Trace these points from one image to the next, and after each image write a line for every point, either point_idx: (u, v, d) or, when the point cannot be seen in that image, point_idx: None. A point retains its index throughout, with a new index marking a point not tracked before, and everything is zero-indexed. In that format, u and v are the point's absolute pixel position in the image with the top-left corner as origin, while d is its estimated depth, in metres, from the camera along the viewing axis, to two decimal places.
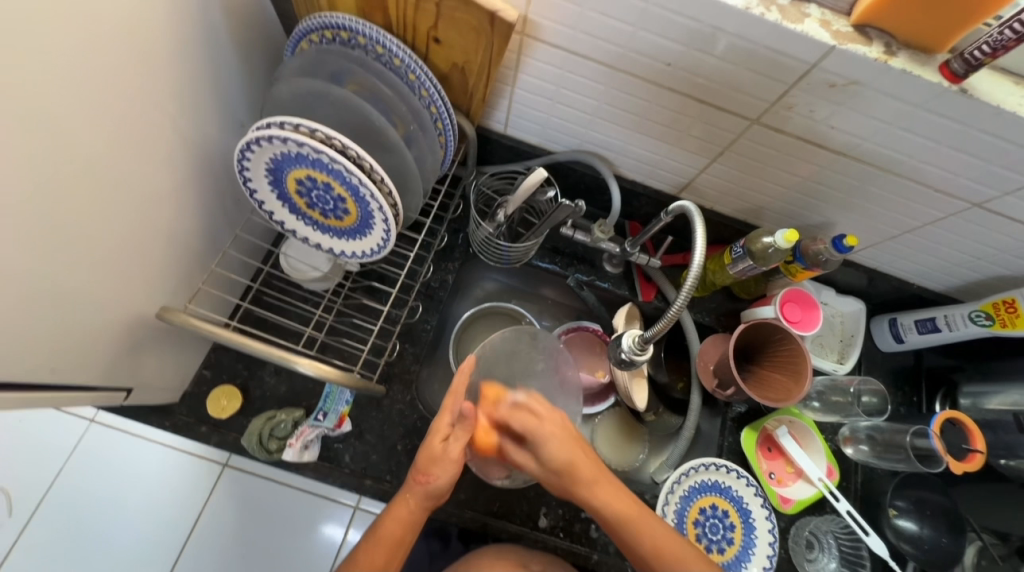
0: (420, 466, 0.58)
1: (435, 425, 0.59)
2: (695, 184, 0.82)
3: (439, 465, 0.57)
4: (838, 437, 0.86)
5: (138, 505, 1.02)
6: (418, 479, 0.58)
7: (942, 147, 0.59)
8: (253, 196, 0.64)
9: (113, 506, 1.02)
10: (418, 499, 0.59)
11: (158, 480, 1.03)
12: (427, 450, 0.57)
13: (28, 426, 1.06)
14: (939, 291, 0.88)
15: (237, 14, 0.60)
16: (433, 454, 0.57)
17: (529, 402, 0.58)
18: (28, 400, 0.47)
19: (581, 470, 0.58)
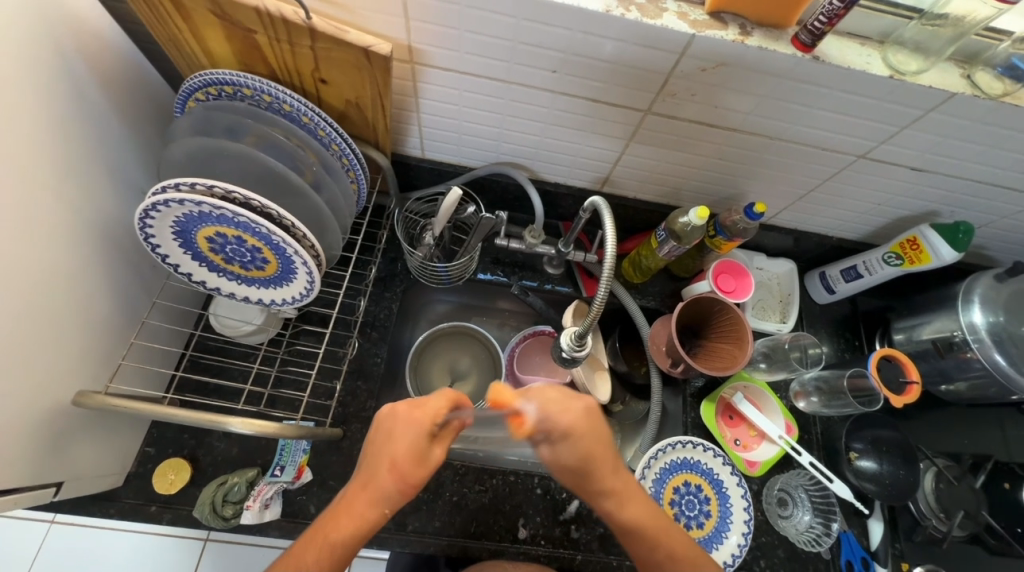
0: (403, 473, 0.48)
1: (413, 436, 0.48)
2: (613, 177, 0.85)
3: (421, 470, 0.48)
4: (790, 394, 0.89)
5: None
6: (402, 488, 0.48)
7: (815, 110, 0.64)
8: (166, 261, 0.63)
9: None
10: (393, 504, 0.49)
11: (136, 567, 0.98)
12: (404, 462, 0.48)
13: None
14: (857, 239, 0.94)
15: (113, 83, 0.59)
16: (417, 453, 0.48)
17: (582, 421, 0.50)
18: None
19: (602, 466, 0.51)
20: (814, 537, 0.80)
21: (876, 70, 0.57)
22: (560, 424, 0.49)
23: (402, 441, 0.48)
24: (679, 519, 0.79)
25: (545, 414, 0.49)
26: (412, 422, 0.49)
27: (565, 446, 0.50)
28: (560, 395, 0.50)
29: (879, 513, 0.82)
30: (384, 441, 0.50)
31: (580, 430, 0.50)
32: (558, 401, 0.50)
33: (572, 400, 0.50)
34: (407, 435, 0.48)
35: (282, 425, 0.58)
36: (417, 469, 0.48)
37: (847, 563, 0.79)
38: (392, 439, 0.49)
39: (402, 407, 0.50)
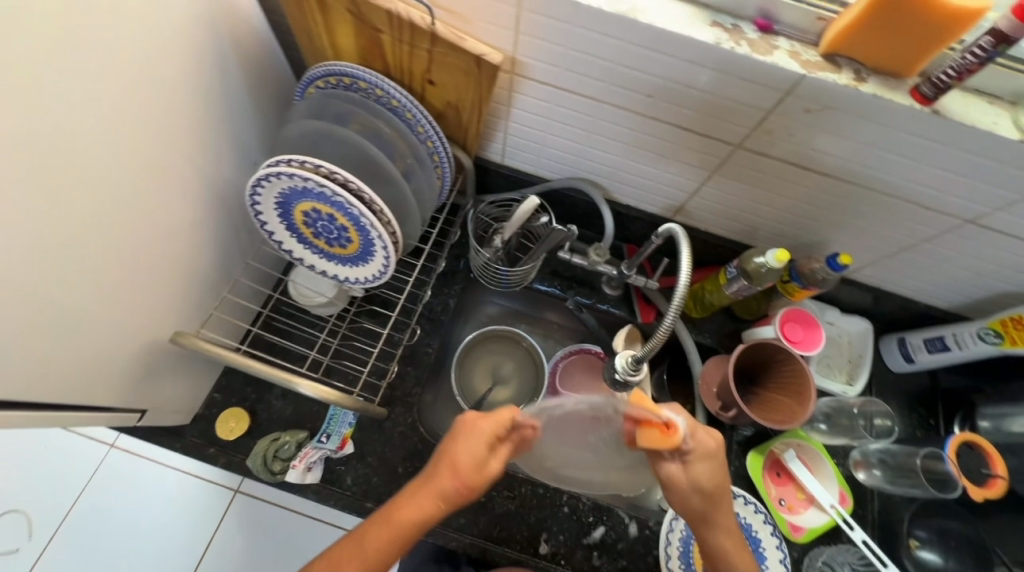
0: (464, 475, 0.50)
1: (459, 444, 0.52)
2: (687, 207, 0.83)
3: (479, 476, 0.51)
4: (849, 462, 0.83)
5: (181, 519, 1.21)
6: (461, 490, 0.51)
7: (925, 165, 0.60)
8: (264, 228, 0.69)
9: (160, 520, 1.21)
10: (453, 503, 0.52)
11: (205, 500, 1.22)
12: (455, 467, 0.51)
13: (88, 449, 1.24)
14: (947, 309, 0.86)
15: (251, 65, 0.67)
16: (478, 458, 0.52)
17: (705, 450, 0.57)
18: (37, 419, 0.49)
19: (723, 496, 0.60)
20: None
21: (1004, 131, 0.53)
22: (706, 446, 0.57)
23: (463, 445, 0.52)
24: None
25: (692, 432, 0.56)
26: (477, 429, 0.52)
27: (703, 467, 0.57)
28: (704, 423, 0.58)
29: None
30: (449, 445, 0.53)
31: (713, 453, 0.58)
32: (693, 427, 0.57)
33: (713, 427, 0.58)
34: (469, 441, 0.52)
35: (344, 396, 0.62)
36: (476, 473, 0.51)
37: None
38: (457, 443, 0.52)
39: (468, 417, 0.53)
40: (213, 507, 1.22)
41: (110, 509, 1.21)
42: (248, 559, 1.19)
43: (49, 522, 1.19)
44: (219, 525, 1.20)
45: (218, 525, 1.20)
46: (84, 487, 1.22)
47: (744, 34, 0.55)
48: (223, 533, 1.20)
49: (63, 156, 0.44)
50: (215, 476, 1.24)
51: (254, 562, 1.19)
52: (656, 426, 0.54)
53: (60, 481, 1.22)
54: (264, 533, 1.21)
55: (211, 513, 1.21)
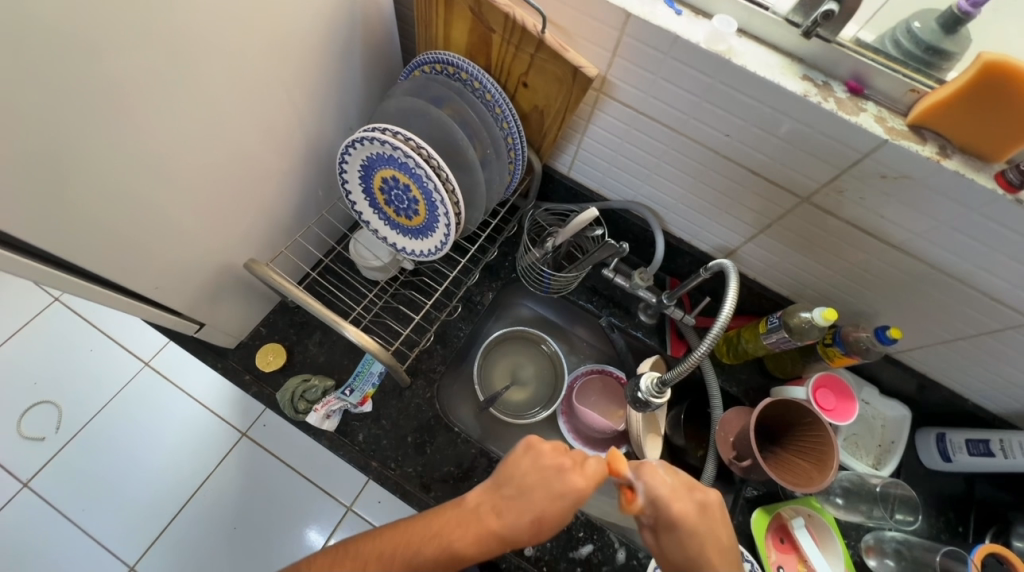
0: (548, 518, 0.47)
1: (529, 485, 0.49)
2: (740, 252, 0.84)
3: (556, 523, 0.48)
4: (859, 545, 0.79)
5: (189, 447, 1.27)
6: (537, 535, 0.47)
7: (996, 253, 0.59)
8: (344, 186, 0.76)
9: (172, 442, 1.28)
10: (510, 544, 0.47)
11: (213, 434, 1.29)
12: (540, 503, 0.47)
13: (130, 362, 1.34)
14: (997, 414, 0.82)
15: (371, 43, 0.74)
16: (562, 504, 0.48)
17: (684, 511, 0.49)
18: (117, 301, 0.56)
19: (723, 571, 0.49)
20: None
21: None
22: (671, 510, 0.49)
23: (553, 484, 0.48)
24: None
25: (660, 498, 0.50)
26: (569, 473, 0.49)
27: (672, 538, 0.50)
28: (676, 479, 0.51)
29: None
30: (531, 477, 0.49)
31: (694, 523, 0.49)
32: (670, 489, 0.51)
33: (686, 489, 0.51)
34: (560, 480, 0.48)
35: (382, 350, 0.66)
36: (554, 520, 0.48)
37: None
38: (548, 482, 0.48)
39: (547, 448, 0.51)
40: (221, 443, 1.28)
41: (130, 422, 1.29)
42: (240, 501, 1.24)
43: (75, 422, 1.29)
44: (221, 461, 1.26)
45: (221, 462, 1.26)
46: (114, 396, 1.31)
47: (833, 92, 0.57)
48: (223, 470, 1.26)
49: (203, 78, 0.51)
50: (230, 414, 1.31)
51: (244, 504, 1.24)
52: (625, 488, 0.52)
53: (95, 385, 1.32)
54: (259, 479, 1.25)
55: (218, 448, 1.27)
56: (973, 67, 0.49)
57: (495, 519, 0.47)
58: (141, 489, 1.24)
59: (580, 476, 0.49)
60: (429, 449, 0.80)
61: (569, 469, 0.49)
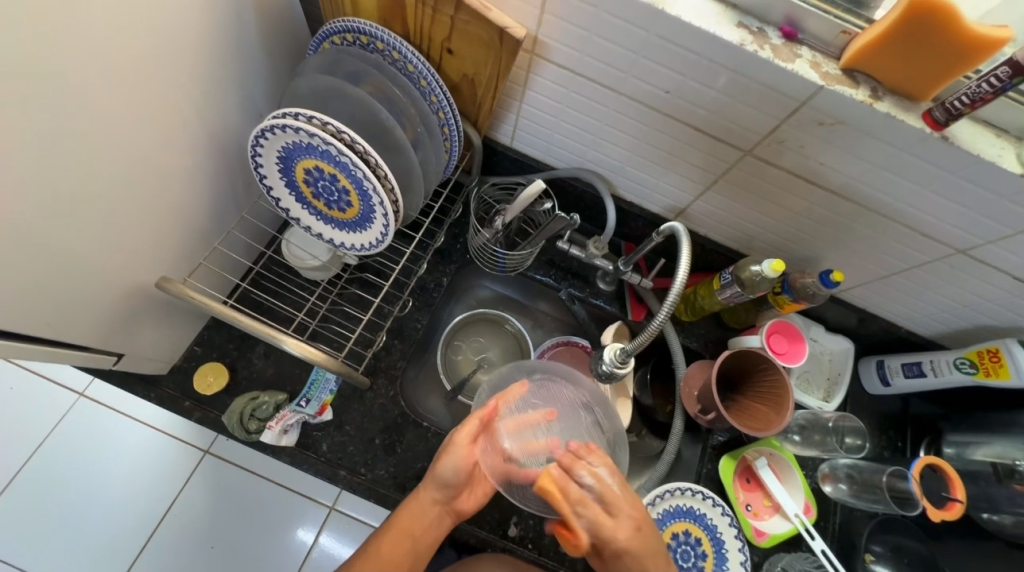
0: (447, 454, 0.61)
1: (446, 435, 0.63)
2: (690, 210, 0.84)
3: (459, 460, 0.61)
4: (817, 474, 0.85)
5: (147, 475, 1.18)
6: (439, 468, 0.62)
7: (927, 191, 0.61)
8: (263, 182, 0.68)
9: (125, 473, 1.18)
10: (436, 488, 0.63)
11: (172, 457, 1.20)
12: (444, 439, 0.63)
13: (60, 396, 1.22)
14: (927, 337, 0.88)
15: (267, 14, 0.65)
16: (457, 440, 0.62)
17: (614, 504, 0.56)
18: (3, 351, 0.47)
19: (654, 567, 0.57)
20: None
21: (1007, 164, 0.54)
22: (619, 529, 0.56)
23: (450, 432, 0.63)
24: None
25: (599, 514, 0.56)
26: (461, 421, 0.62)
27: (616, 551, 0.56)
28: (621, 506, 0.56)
29: None
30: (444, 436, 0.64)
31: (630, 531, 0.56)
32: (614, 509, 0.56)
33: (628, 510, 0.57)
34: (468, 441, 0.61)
35: (333, 361, 0.62)
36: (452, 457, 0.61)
37: None
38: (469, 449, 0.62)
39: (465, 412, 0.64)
40: (182, 465, 1.20)
41: (72, 460, 1.18)
42: (213, 521, 1.18)
43: (6, 470, 1.16)
44: (185, 484, 1.19)
45: (185, 485, 1.19)
46: (46, 436, 1.19)
47: (768, 39, 0.55)
48: (188, 493, 1.18)
49: (61, 76, 0.42)
50: (187, 435, 1.22)
51: (219, 523, 1.18)
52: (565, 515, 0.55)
53: (22, 427, 1.19)
54: (230, 496, 1.19)
55: (179, 472, 1.19)
56: (901, 6, 0.48)
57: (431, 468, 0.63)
58: (98, 528, 1.15)
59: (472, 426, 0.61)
60: (400, 449, 0.77)
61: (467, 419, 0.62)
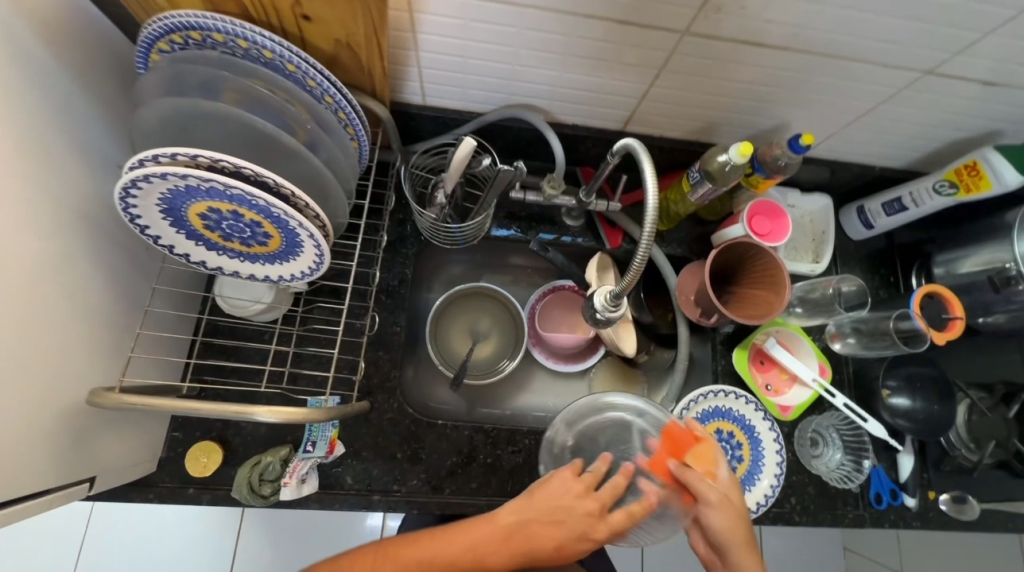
0: (546, 522, 0.52)
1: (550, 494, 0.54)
2: (638, 114, 0.76)
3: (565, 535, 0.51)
4: (825, 336, 0.87)
5: (201, 544, 1.18)
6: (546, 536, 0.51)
7: (885, 17, 0.54)
8: (159, 243, 0.57)
9: (179, 550, 1.18)
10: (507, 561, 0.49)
11: (218, 520, 1.20)
12: (554, 502, 0.53)
13: (76, 507, 1.17)
14: (900, 168, 0.86)
15: (64, 41, 0.50)
16: (565, 504, 0.53)
17: (725, 513, 0.54)
18: None
19: None
20: (845, 474, 0.81)
21: None
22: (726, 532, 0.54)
23: (560, 502, 0.53)
24: None
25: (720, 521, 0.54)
26: (568, 483, 0.55)
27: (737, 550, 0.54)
28: (730, 512, 0.55)
29: (910, 447, 0.82)
30: (545, 493, 0.54)
31: (730, 525, 0.54)
32: (727, 517, 0.54)
33: (734, 517, 0.55)
34: (572, 502, 0.53)
35: (309, 409, 0.54)
36: (561, 529, 0.52)
37: (876, 496, 0.80)
38: (562, 523, 0.52)
39: (568, 470, 0.56)
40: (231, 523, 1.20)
41: (120, 558, 1.16)
42: (282, 558, 1.20)
43: None
44: (239, 539, 1.20)
45: (242, 538, 1.20)
46: (81, 546, 1.16)
47: None
48: (248, 544, 1.19)
49: None
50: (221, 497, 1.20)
51: (289, 557, 1.20)
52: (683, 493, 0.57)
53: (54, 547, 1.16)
54: (287, 534, 1.21)
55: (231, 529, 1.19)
56: None
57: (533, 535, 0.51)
58: None
59: (593, 492, 0.55)
60: (424, 454, 0.75)
61: (581, 484, 0.55)
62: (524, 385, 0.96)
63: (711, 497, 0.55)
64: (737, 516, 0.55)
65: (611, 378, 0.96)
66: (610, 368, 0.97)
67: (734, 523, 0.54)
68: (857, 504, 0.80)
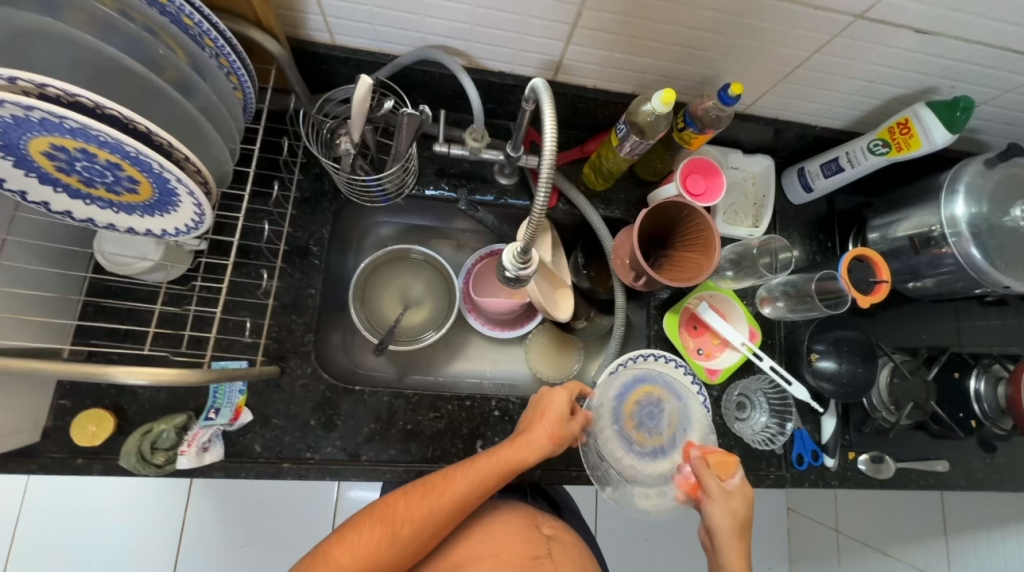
0: (535, 432, 0.68)
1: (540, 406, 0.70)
2: (567, 61, 0.70)
3: (548, 439, 0.68)
4: (757, 300, 0.86)
5: (142, 521, 1.15)
6: (532, 444, 0.67)
7: None
8: (5, 188, 0.50)
9: (117, 528, 1.13)
10: (500, 475, 0.65)
11: (159, 496, 1.16)
12: (542, 413, 0.69)
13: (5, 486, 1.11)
14: (840, 129, 0.84)
15: None
16: (554, 412, 0.69)
17: (723, 498, 0.65)
18: None
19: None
20: (768, 436, 0.82)
21: None
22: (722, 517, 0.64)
23: (549, 413, 0.69)
24: (641, 431, 0.74)
25: (718, 513, 0.64)
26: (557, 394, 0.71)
27: (724, 517, 0.64)
28: (730, 504, 0.65)
29: (833, 409, 0.83)
30: (538, 407, 0.71)
31: (730, 508, 0.64)
32: (727, 506, 0.65)
33: (733, 505, 0.65)
34: (557, 414, 0.69)
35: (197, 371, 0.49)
36: (547, 437, 0.68)
37: (798, 457, 0.82)
38: (544, 421, 0.69)
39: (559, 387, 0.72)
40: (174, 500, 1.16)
41: (52, 539, 1.11)
42: (228, 534, 1.17)
43: None
44: (187, 514, 1.16)
45: (186, 514, 1.16)
46: (12, 528, 1.10)
47: None
48: (194, 520, 1.16)
49: None
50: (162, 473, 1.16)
51: (235, 533, 1.18)
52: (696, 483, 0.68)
53: None
54: (235, 507, 1.18)
55: (174, 505, 1.16)
56: None
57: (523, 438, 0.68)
58: None
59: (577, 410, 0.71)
60: (340, 421, 0.72)
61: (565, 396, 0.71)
62: (459, 351, 0.93)
63: (716, 490, 0.65)
64: (736, 505, 0.65)
65: (548, 344, 0.94)
66: (547, 334, 0.95)
67: (729, 505, 0.65)
68: (780, 465, 0.81)
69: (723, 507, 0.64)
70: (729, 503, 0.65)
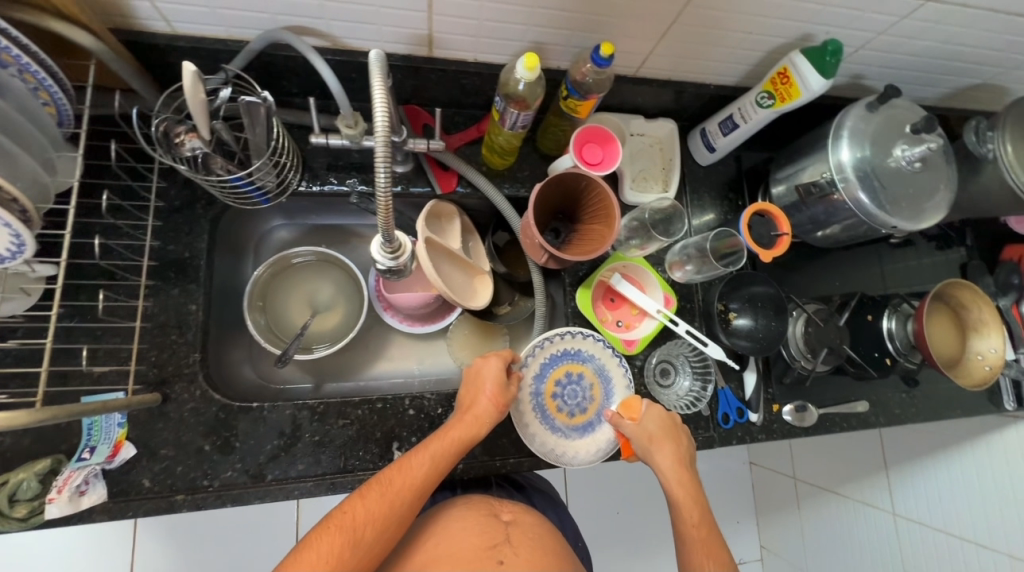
0: (478, 401, 0.68)
1: (477, 378, 0.71)
2: (437, 34, 0.66)
3: (494, 407, 0.68)
4: (666, 266, 0.85)
5: None
6: (477, 414, 0.67)
7: None
8: None
9: None
10: (451, 452, 0.65)
11: (93, 547, 1.07)
12: (480, 383, 0.70)
13: None
14: (734, 84, 0.83)
15: None
16: (494, 379, 0.70)
17: (641, 426, 0.72)
18: None
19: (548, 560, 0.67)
20: (692, 398, 0.82)
21: None
22: (651, 435, 0.71)
23: (489, 382, 0.70)
24: (561, 409, 0.78)
25: (644, 435, 0.71)
26: (491, 361, 0.72)
27: (656, 438, 0.71)
28: (656, 429, 0.71)
29: (754, 365, 0.84)
30: (474, 379, 0.71)
31: (656, 433, 0.71)
32: (651, 432, 0.71)
33: (656, 428, 0.72)
34: (495, 379, 0.70)
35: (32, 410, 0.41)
36: (491, 405, 0.69)
37: (724, 416, 0.82)
38: (484, 389, 0.70)
39: (493, 355, 0.73)
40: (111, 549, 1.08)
41: None
42: None
43: None
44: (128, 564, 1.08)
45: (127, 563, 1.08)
46: None
47: None
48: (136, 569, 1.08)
49: None
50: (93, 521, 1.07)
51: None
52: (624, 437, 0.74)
53: None
54: (180, 548, 1.10)
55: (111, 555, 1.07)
56: None
57: (468, 411, 0.68)
58: None
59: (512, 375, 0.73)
60: (238, 442, 0.67)
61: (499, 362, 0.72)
62: (379, 352, 0.89)
63: (636, 425, 0.72)
64: (659, 429, 0.72)
65: (470, 334, 0.91)
66: (469, 323, 0.92)
67: (655, 432, 0.71)
68: (708, 427, 0.81)
69: (649, 432, 0.71)
70: (655, 421, 0.72)
